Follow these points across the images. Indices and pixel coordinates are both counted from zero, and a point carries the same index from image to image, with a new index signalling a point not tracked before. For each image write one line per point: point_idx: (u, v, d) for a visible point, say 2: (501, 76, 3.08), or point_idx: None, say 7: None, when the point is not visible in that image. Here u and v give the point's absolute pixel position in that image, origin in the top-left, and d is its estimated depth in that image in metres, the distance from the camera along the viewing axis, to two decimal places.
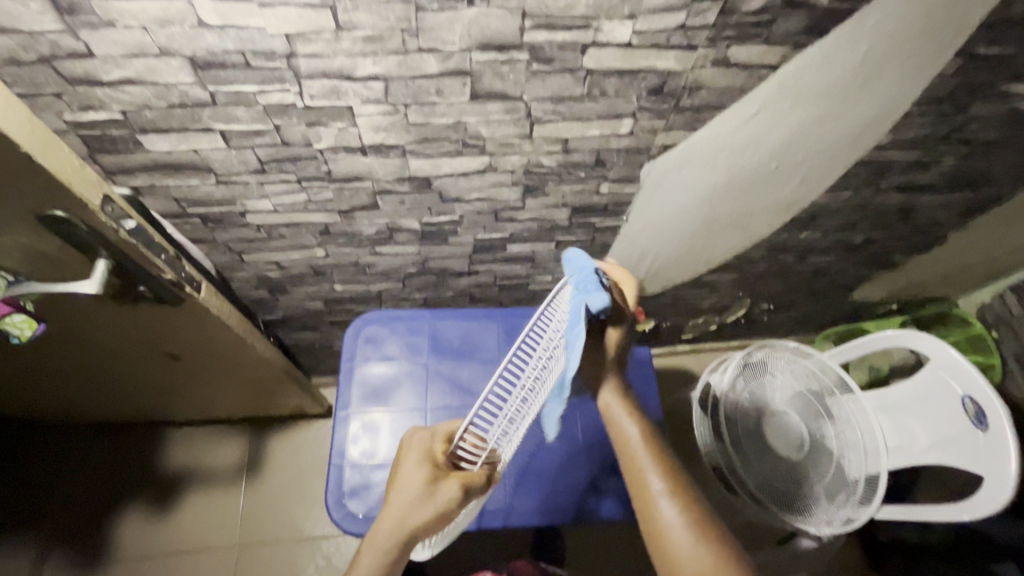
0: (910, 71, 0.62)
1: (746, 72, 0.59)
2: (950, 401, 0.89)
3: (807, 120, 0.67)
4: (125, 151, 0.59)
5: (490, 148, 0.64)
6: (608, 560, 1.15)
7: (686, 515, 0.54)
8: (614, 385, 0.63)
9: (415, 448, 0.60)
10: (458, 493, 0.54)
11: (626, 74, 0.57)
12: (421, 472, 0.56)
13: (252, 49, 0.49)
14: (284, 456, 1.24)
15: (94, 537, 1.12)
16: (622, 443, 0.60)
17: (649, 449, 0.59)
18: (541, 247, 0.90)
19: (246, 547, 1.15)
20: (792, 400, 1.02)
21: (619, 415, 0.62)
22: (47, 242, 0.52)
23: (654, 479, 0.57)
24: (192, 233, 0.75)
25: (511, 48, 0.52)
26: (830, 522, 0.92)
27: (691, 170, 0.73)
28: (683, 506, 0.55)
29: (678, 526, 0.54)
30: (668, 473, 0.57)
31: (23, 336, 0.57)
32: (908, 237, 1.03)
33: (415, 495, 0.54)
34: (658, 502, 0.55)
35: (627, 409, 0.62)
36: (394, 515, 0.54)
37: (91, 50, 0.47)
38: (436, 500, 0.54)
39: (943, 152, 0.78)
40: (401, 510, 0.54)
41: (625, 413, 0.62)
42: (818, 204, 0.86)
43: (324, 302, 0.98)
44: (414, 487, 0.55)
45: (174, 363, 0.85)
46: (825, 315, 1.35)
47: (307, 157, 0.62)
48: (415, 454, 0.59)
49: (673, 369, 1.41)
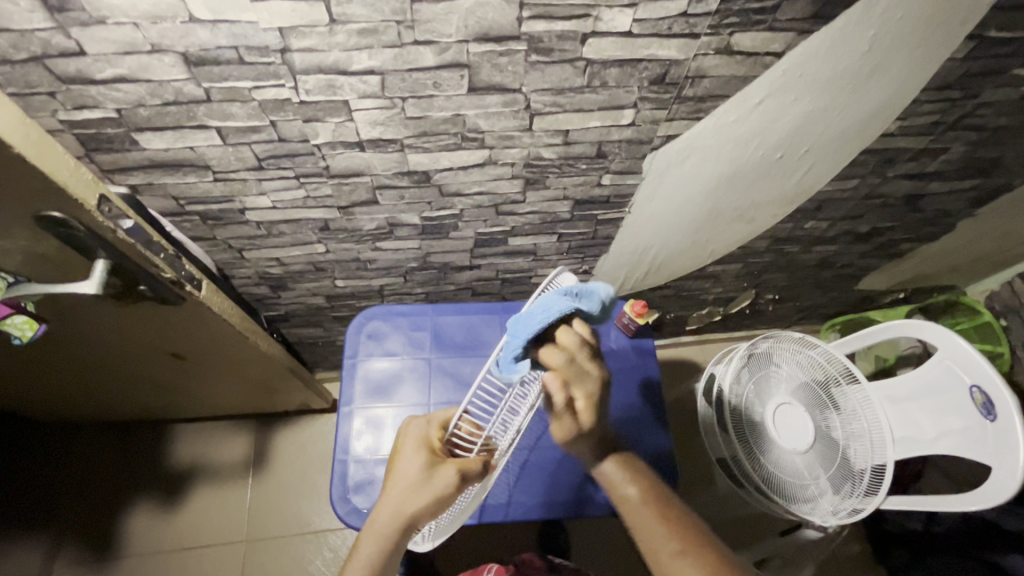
0: (917, 58, 0.61)
1: (749, 60, 0.57)
2: (959, 393, 0.88)
3: (813, 108, 0.66)
4: (121, 150, 0.58)
5: (490, 141, 0.63)
6: (613, 551, 1.16)
7: (704, 571, 0.50)
8: (611, 454, 0.59)
9: (412, 434, 0.60)
10: (455, 478, 0.55)
11: (627, 64, 0.56)
12: (417, 459, 0.56)
13: (245, 44, 0.48)
14: (290, 451, 1.25)
15: (104, 533, 1.14)
16: (625, 511, 0.57)
17: (655, 511, 0.55)
18: (542, 240, 0.89)
19: (254, 541, 1.16)
20: (798, 391, 1.01)
21: (618, 482, 0.58)
22: (45, 243, 0.51)
23: (664, 541, 0.53)
24: (192, 231, 0.74)
25: (509, 39, 0.51)
26: (836, 513, 0.91)
27: (695, 161, 0.72)
28: (699, 561, 0.51)
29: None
30: (678, 531, 0.54)
31: (25, 337, 0.57)
32: (916, 226, 1.01)
33: (413, 482, 0.55)
34: (675, 563, 0.52)
35: (628, 477, 0.58)
36: (392, 504, 0.54)
37: (83, 48, 0.46)
38: (433, 487, 0.54)
39: (952, 139, 0.76)
40: (399, 497, 0.55)
41: (624, 480, 0.58)
42: (823, 194, 0.85)
43: (326, 297, 0.98)
44: (411, 475, 0.55)
45: (178, 361, 0.85)
46: (830, 305, 1.34)
47: (305, 153, 0.62)
48: (410, 443, 0.59)
49: (677, 360, 1.40)
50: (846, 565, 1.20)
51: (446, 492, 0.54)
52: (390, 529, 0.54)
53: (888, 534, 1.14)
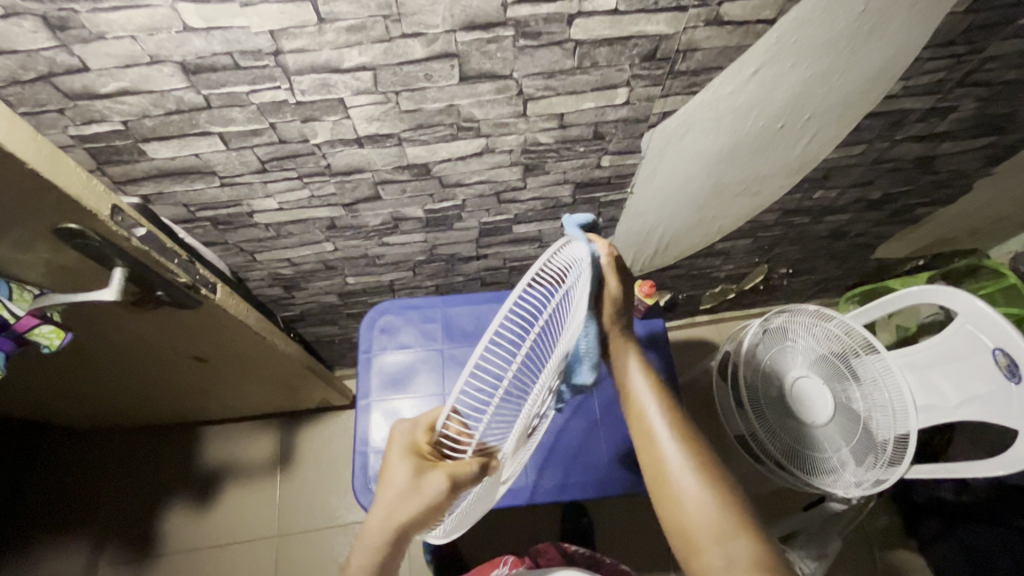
0: (920, 13, 0.60)
1: (741, 30, 0.57)
2: (982, 358, 0.86)
3: (812, 76, 0.65)
4: (130, 161, 0.61)
5: (485, 129, 0.64)
6: (636, 532, 1.17)
7: (696, 464, 0.55)
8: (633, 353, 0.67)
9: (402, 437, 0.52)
10: (442, 488, 0.46)
11: (616, 42, 0.56)
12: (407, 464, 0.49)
13: (239, 49, 0.49)
14: (315, 447, 1.28)
15: (143, 533, 1.18)
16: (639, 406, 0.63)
17: (666, 411, 0.61)
18: (547, 226, 0.90)
19: (286, 536, 1.20)
20: (815, 364, 1.00)
21: (637, 376, 0.65)
22: (67, 256, 0.54)
23: (666, 432, 0.59)
24: (204, 237, 0.77)
25: (496, 26, 0.51)
26: (859, 484, 0.90)
27: (694, 138, 0.72)
28: (695, 457, 0.56)
29: (689, 474, 0.55)
30: (680, 429, 0.59)
31: (53, 346, 0.59)
32: (930, 189, 0.99)
33: (399, 492, 0.48)
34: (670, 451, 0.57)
35: (644, 375, 0.65)
36: (382, 510, 0.49)
37: (87, 64, 0.48)
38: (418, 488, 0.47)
39: (961, 96, 0.74)
40: (388, 508, 0.49)
41: (641, 376, 0.65)
42: (830, 161, 0.83)
43: (339, 295, 1.00)
44: (398, 483, 0.49)
45: (200, 363, 0.88)
46: (848, 276, 1.31)
47: (305, 153, 0.63)
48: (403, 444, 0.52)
49: (693, 340, 1.40)
50: (875, 538, 1.19)
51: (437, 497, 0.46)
52: (380, 538, 0.49)
53: (918, 505, 1.12)
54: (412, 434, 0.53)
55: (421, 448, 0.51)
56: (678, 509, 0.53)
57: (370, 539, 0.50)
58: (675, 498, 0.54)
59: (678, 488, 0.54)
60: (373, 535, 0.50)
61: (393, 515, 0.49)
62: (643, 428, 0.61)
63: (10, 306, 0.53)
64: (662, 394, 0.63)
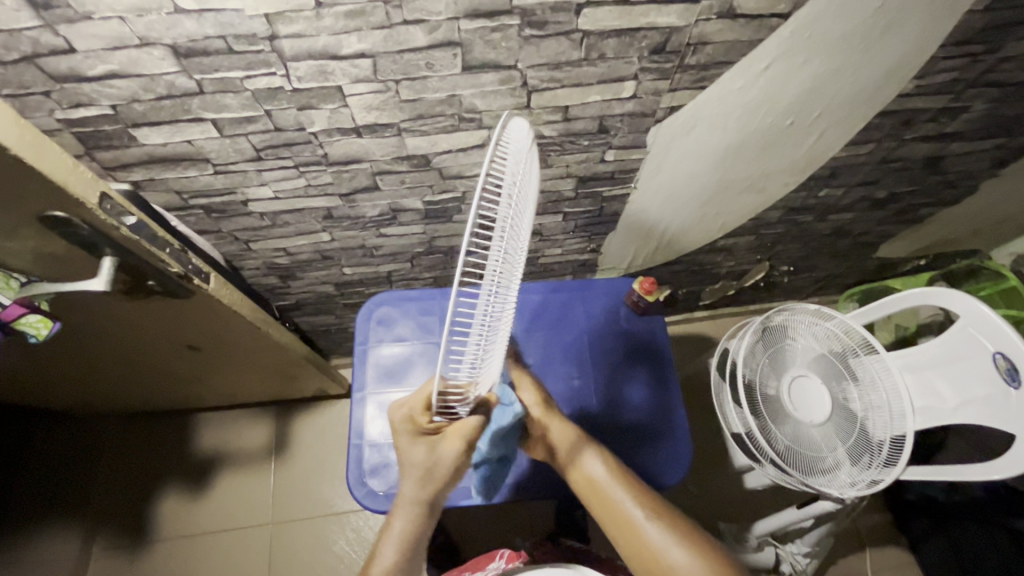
0: (938, 10, 0.58)
1: (754, 23, 0.55)
2: (981, 361, 0.86)
3: (824, 72, 0.63)
4: (120, 147, 0.59)
5: (488, 121, 0.62)
6: None
7: (674, 532, 0.59)
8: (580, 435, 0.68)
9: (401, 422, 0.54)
10: (474, 425, 0.50)
11: (625, 34, 0.54)
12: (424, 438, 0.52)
13: (233, 32, 0.47)
14: (310, 436, 1.27)
15: (136, 518, 1.18)
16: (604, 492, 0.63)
17: (624, 485, 0.63)
18: (548, 220, 0.88)
19: (280, 524, 1.19)
20: (815, 362, 0.99)
21: (586, 459, 0.66)
22: (53, 244, 0.53)
23: (636, 509, 0.61)
24: (198, 225, 0.75)
25: (501, 14, 0.49)
26: (855, 484, 0.90)
27: (700, 134, 0.70)
28: (669, 524, 0.59)
29: (673, 546, 0.58)
30: (646, 500, 0.62)
31: (40, 336, 0.57)
32: (936, 190, 0.98)
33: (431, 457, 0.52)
34: (647, 529, 0.59)
35: (594, 454, 0.66)
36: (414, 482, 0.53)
37: (73, 45, 0.46)
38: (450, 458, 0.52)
39: (974, 96, 0.72)
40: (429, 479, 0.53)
41: (594, 459, 0.66)
42: (837, 160, 0.82)
43: (335, 285, 0.98)
44: (427, 454, 0.52)
45: (194, 352, 0.87)
46: (848, 274, 1.30)
47: (301, 141, 0.61)
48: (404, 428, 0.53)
49: (691, 336, 1.39)
50: (868, 536, 1.20)
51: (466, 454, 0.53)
52: (416, 507, 0.54)
53: (910, 503, 1.12)
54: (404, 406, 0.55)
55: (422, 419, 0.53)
56: None
57: (408, 508, 0.54)
58: None
59: (666, 561, 0.57)
60: (410, 505, 0.54)
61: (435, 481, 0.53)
62: (615, 508, 0.61)
63: None
64: (614, 468, 0.65)
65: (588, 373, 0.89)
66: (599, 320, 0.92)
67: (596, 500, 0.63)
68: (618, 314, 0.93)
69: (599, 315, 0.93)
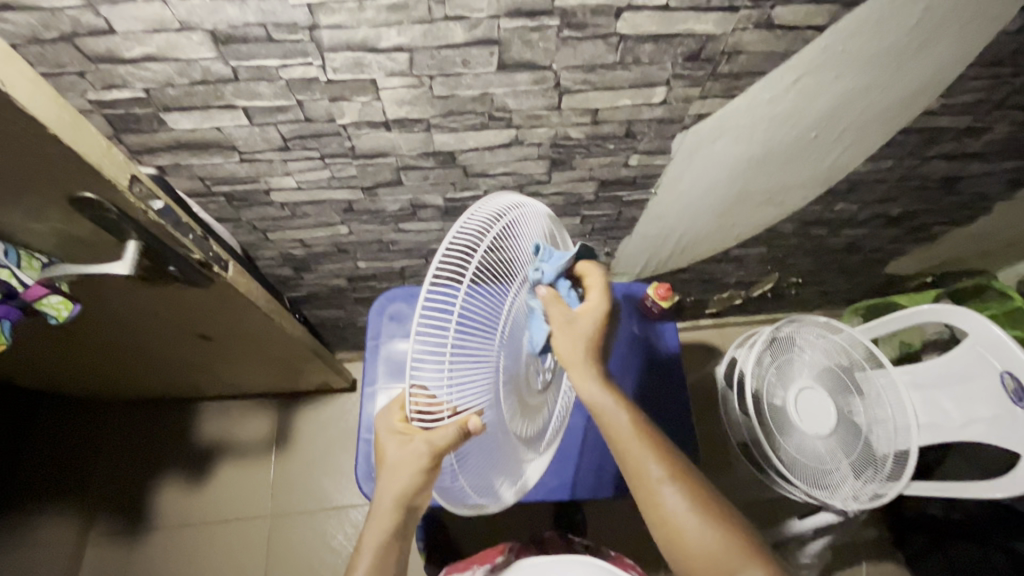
0: (970, 31, 0.59)
1: (790, 35, 0.55)
2: (989, 379, 0.86)
3: (853, 88, 0.64)
4: (148, 131, 0.58)
5: (517, 120, 0.62)
6: (630, 533, 1.17)
7: (690, 499, 0.52)
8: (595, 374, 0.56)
9: (385, 426, 0.54)
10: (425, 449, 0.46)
11: (662, 39, 0.54)
12: (395, 442, 0.51)
13: (274, 21, 0.47)
14: (312, 429, 1.27)
15: (134, 505, 1.17)
16: (622, 438, 0.55)
17: (639, 435, 0.55)
18: (565, 222, 0.88)
19: (279, 515, 1.19)
20: (822, 374, 0.97)
21: (604, 401, 0.56)
22: (79, 225, 0.52)
23: (653, 465, 0.54)
24: (217, 213, 0.75)
25: (542, 15, 0.49)
26: (857, 497, 0.90)
27: (724, 143, 0.70)
28: (685, 488, 0.53)
29: (691, 516, 0.51)
30: (664, 455, 0.55)
31: (61, 318, 0.56)
32: (950, 208, 0.98)
33: (397, 463, 0.51)
34: (661, 488, 0.53)
35: (610, 392, 0.57)
36: (388, 488, 0.52)
37: (112, 26, 0.46)
38: (409, 466, 0.49)
39: (997, 118, 0.73)
40: (393, 485, 0.52)
41: (612, 402, 0.56)
42: (856, 175, 0.82)
43: (348, 279, 0.98)
44: (394, 457, 0.51)
45: (205, 341, 0.87)
46: (856, 289, 1.31)
47: (330, 133, 0.61)
48: (385, 429, 0.54)
49: (696, 344, 1.39)
50: (865, 550, 1.20)
51: (429, 472, 0.49)
52: (393, 513, 0.54)
53: (908, 518, 1.13)
54: (388, 418, 0.54)
55: (397, 428, 0.52)
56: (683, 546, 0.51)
57: (384, 506, 0.54)
58: (682, 540, 0.51)
59: (680, 525, 0.52)
60: (386, 509, 0.54)
61: (398, 489, 0.52)
62: (634, 453, 0.55)
63: (19, 274, 0.52)
64: (632, 412, 0.57)
65: None
66: (612, 324, 0.92)
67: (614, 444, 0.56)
68: (632, 319, 0.92)
69: (611, 319, 0.92)
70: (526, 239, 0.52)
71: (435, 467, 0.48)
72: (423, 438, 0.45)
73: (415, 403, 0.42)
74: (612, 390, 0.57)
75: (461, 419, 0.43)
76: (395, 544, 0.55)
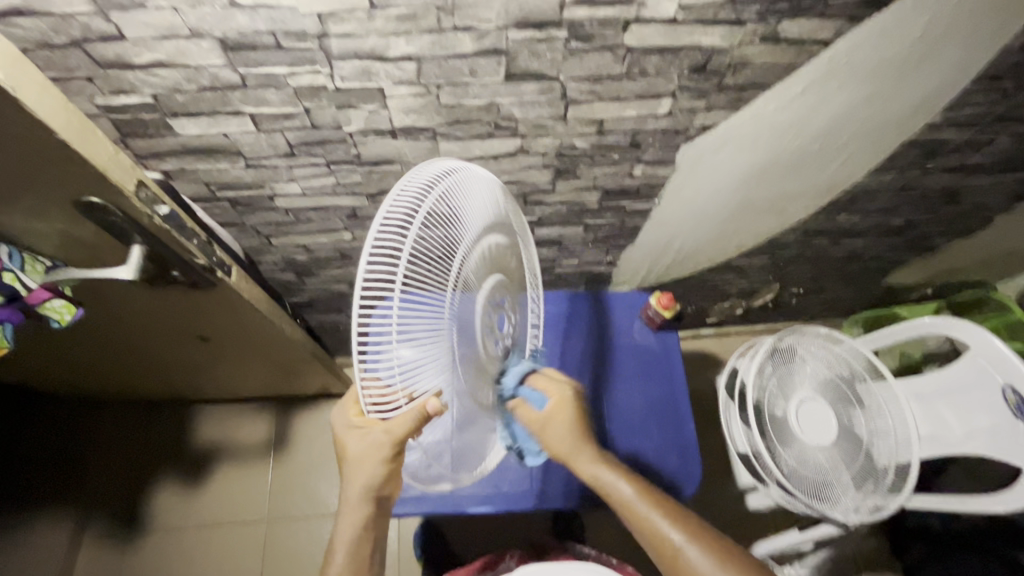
0: (974, 45, 0.59)
1: (795, 48, 0.56)
2: (990, 392, 0.86)
3: (857, 99, 0.64)
4: (155, 136, 0.59)
5: (523, 129, 0.62)
6: (630, 543, 1.16)
7: (718, 557, 0.51)
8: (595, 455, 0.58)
9: (345, 419, 0.53)
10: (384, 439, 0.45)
11: (669, 52, 0.54)
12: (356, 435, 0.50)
13: (283, 29, 0.47)
14: (310, 434, 1.26)
15: (130, 509, 1.17)
16: (634, 511, 0.55)
17: (650, 501, 0.55)
18: (569, 230, 0.88)
19: (276, 521, 1.18)
20: (823, 386, 0.97)
21: (611, 481, 0.57)
22: (83, 228, 0.52)
23: (671, 531, 0.53)
24: (221, 218, 0.75)
25: (550, 26, 0.50)
26: (858, 509, 0.89)
27: (728, 153, 0.70)
28: (709, 547, 0.51)
29: None
30: (680, 520, 0.54)
31: (63, 321, 0.57)
32: (952, 220, 0.98)
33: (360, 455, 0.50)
34: (685, 553, 0.51)
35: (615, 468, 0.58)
36: (355, 481, 0.52)
37: (122, 32, 0.46)
38: (373, 457, 0.48)
39: (999, 131, 0.73)
40: (360, 478, 0.51)
41: (618, 478, 0.57)
42: (858, 186, 0.83)
43: (350, 284, 0.98)
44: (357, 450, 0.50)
45: (205, 344, 0.86)
46: (857, 299, 1.31)
47: (336, 140, 0.61)
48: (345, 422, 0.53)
49: (697, 353, 1.39)
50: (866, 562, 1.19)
51: (393, 459, 0.48)
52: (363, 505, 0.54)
53: (909, 530, 1.12)
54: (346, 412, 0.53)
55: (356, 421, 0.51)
56: None
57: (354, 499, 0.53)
58: None
59: None
60: (353, 501, 0.53)
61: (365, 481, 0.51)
62: (648, 523, 0.54)
63: (23, 278, 0.51)
64: (639, 482, 0.57)
65: (600, 387, 0.88)
66: (610, 331, 0.92)
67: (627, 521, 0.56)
68: (631, 327, 0.93)
69: (609, 326, 0.93)
70: (475, 202, 0.48)
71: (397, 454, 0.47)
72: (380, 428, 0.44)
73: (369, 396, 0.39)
74: (615, 469, 0.58)
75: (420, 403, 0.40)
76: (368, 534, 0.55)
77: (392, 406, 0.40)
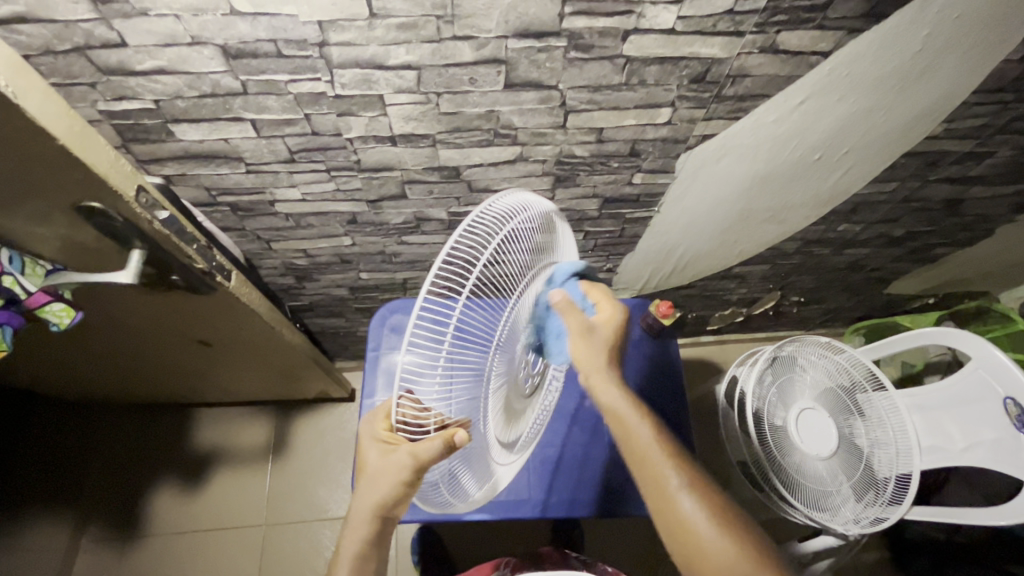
0: (974, 58, 0.59)
1: (795, 59, 0.56)
2: (992, 405, 0.85)
3: (859, 110, 0.64)
4: (157, 141, 0.59)
5: (523, 137, 0.63)
6: (628, 551, 1.15)
7: (708, 505, 0.50)
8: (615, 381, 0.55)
9: (371, 433, 0.53)
10: (409, 462, 0.45)
11: (668, 61, 0.54)
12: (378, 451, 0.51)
13: (284, 37, 0.48)
14: (310, 438, 1.26)
15: (129, 512, 1.17)
16: (638, 442, 0.54)
17: (660, 442, 0.54)
18: (569, 237, 0.88)
19: (274, 525, 1.18)
20: (822, 395, 0.96)
21: (624, 406, 0.55)
22: (84, 233, 0.52)
23: (671, 474, 0.52)
24: (223, 222, 0.75)
25: (549, 36, 0.50)
26: (858, 521, 0.88)
27: (729, 163, 0.70)
28: (703, 496, 0.51)
29: (707, 525, 0.49)
30: (683, 465, 0.53)
31: (62, 325, 0.56)
32: (953, 231, 0.98)
33: (377, 472, 0.50)
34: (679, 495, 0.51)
35: (633, 402, 0.55)
36: (366, 497, 0.52)
37: (125, 39, 0.47)
38: (391, 476, 0.48)
39: (1000, 143, 0.73)
40: (372, 495, 0.51)
41: (631, 408, 0.55)
42: (859, 196, 0.82)
43: (349, 289, 0.98)
44: (375, 466, 0.50)
45: (205, 348, 0.86)
46: (858, 308, 1.30)
47: (336, 147, 0.62)
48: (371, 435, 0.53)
49: (697, 360, 1.38)
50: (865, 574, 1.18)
51: (411, 483, 0.48)
52: (370, 523, 0.53)
53: (909, 542, 1.11)
54: (373, 425, 0.54)
55: (382, 436, 0.51)
56: (696, 558, 0.49)
57: (362, 515, 0.53)
58: (694, 549, 0.49)
59: (695, 536, 0.49)
60: (362, 517, 0.53)
61: (377, 499, 0.51)
62: (643, 458, 0.53)
63: (22, 281, 0.52)
64: (651, 419, 0.55)
65: None
66: None
67: (624, 444, 0.55)
68: (636, 336, 0.93)
69: None
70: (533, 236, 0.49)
71: (416, 479, 0.47)
72: (407, 449, 0.45)
73: (403, 414, 0.42)
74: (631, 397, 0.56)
75: (446, 431, 0.43)
76: (371, 553, 0.54)
77: (422, 428, 0.44)
